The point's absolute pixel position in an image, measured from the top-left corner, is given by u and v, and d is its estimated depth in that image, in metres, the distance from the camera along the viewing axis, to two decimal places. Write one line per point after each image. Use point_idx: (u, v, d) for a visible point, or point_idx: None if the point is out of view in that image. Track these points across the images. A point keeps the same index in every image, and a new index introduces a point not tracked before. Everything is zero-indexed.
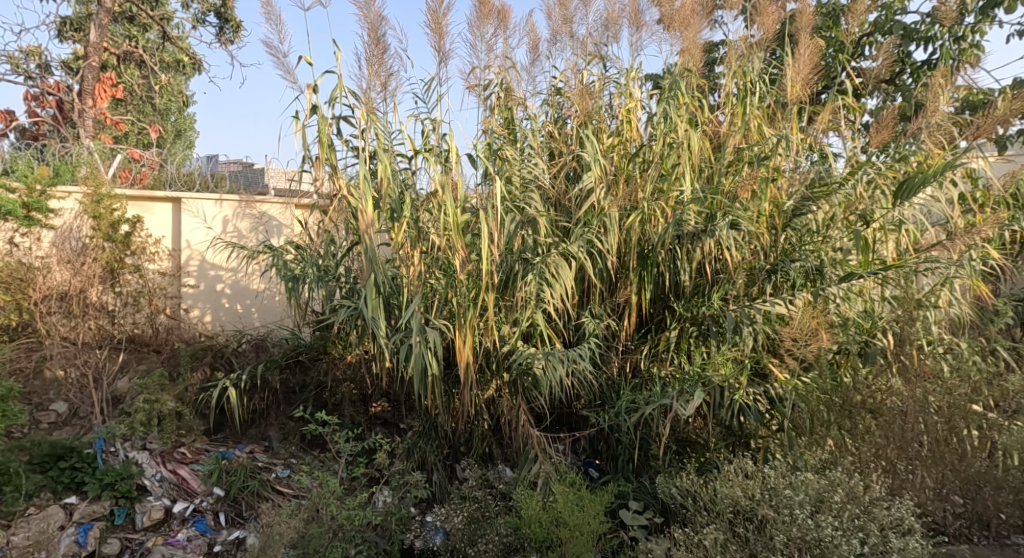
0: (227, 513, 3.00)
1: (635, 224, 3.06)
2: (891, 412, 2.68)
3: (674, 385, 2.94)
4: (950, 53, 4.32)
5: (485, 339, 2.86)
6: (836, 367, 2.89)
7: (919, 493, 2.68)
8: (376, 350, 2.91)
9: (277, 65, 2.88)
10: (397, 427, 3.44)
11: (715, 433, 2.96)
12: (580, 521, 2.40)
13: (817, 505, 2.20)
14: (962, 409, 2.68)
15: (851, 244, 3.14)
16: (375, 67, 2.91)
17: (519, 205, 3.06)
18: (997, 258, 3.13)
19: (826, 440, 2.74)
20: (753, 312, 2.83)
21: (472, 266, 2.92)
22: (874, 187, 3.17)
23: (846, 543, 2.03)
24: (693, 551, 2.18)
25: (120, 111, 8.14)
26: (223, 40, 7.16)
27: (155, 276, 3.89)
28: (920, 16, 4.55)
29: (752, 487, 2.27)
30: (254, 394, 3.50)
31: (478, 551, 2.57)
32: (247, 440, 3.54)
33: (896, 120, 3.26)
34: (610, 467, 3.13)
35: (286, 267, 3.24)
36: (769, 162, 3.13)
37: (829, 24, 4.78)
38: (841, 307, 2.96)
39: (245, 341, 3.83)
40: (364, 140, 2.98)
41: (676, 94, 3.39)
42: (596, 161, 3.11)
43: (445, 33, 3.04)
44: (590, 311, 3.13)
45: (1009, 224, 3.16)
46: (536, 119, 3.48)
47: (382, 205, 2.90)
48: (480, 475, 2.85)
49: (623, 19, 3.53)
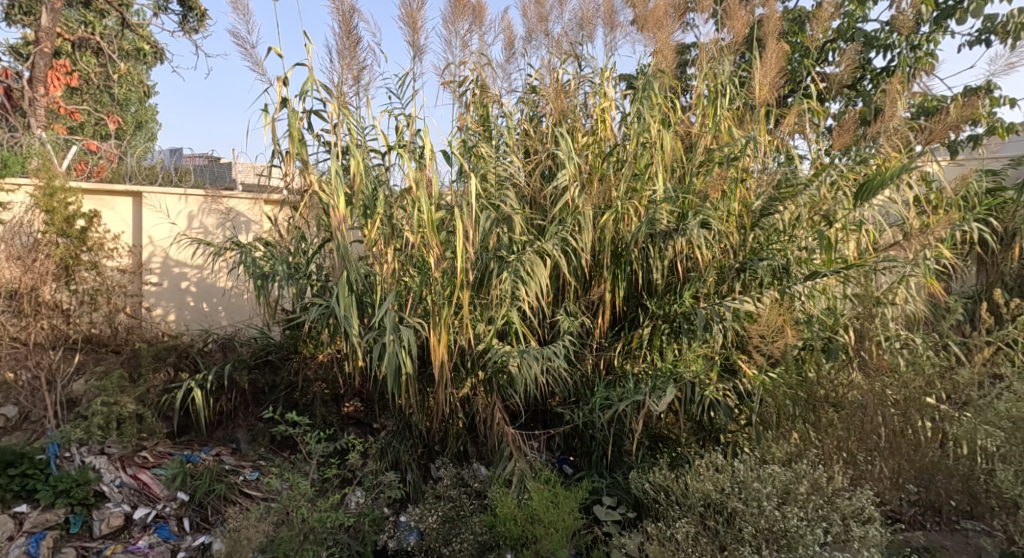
0: (192, 518, 2.90)
1: (609, 222, 3.12)
2: (852, 405, 2.75)
3: (646, 381, 3.00)
4: (907, 60, 4.52)
5: (460, 337, 2.84)
6: (801, 362, 2.98)
7: (877, 483, 2.70)
8: (349, 350, 2.86)
9: (244, 56, 2.79)
10: (370, 427, 3.39)
11: (687, 428, 3.04)
12: (555, 518, 2.42)
13: (783, 497, 2.26)
14: (917, 402, 2.68)
15: (816, 244, 3.25)
16: (347, 61, 2.86)
17: (494, 203, 3.06)
18: (950, 258, 3.28)
19: (791, 433, 2.80)
20: (722, 310, 2.93)
21: (446, 263, 2.89)
22: (837, 189, 3.31)
23: (811, 533, 2.10)
24: (665, 545, 2.24)
25: (74, 100, 7.79)
26: (186, 28, 6.91)
27: (113, 273, 3.70)
28: (881, 24, 4.72)
29: (722, 480, 2.30)
30: (221, 395, 3.42)
31: (452, 550, 2.55)
32: (213, 443, 3.44)
33: (857, 125, 3.39)
34: (584, 464, 3.15)
35: (254, 264, 3.19)
36: (739, 163, 3.23)
37: (795, 29, 4.96)
38: (806, 304, 3.09)
39: (212, 341, 3.69)
40: (336, 135, 2.91)
41: (649, 95, 3.45)
42: (571, 160, 3.14)
43: (420, 29, 3.01)
44: (564, 309, 3.16)
45: (961, 225, 3.33)
46: (511, 116, 3.49)
47: (354, 202, 2.83)
48: (455, 474, 2.84)
49: (598, 19, 3.56)
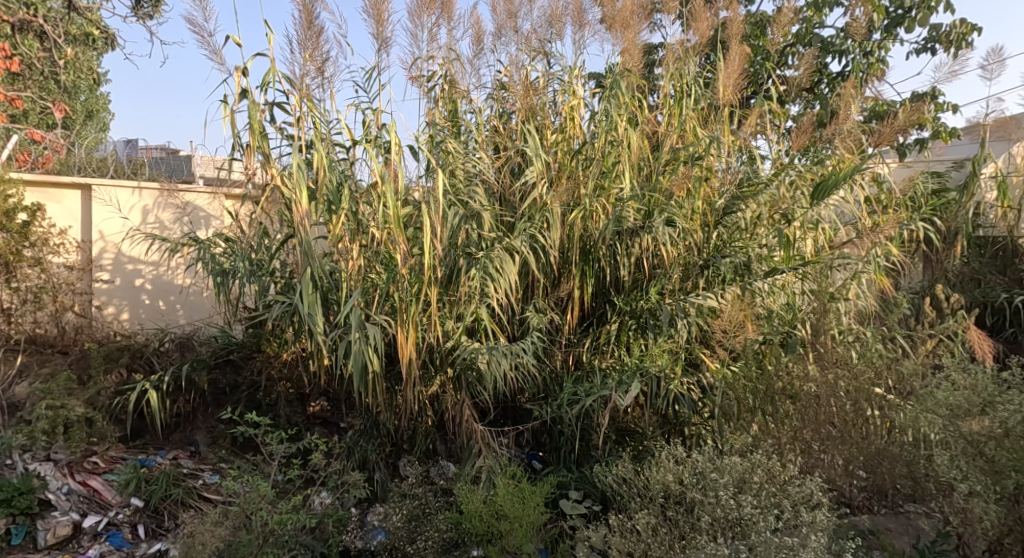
0: (146, 524, 2.93)
1: (577, 220, 3.18)
2: (808, 396, 2.83)
3: (613, 376, 3.09)
4: (860, 65, 4.69)
5: (428, 335, 2.91)
6: (761, 357, 3.10)
7: (829, 471, 2.79)
8: (314, 348, 2.90)
9: (202, 44, 2.80)
10: (336, 427, 3.44)
11: (653, 421, 3.13)
12: (520, 514, 2.51)
13: (739, 486, 2.36)
14: (866, 393, 2.79)
15: (775, 242, 3.39)
16: (310, 51, 2.89)
17: (462, 199, 3.15)
18: (898, 256, 3.45)
19: (750, 425, 2.96)
20: (687, 306, 3.06)
21: (414, 260, 2.94)
22: (795, 188, 3.47)
23: (763, 519, 2.21)
24: (625, 536, 2.34)
25: (21, 88, 7.53)
26: (141, 16, 6.79)
27: (59, 270, 3.87)
28: (836, 30, 4.88)
29: (682, 473, 2.41)
30: (178, 395, 3.45)
31: (417, 548, 2.60)
32: (170, 446, 3.48)
33: (814, 127, 3.52)
34: (553, 459, 3.24)
35: (214, 261, 3.24)
36: (702, 162, 3.35)
37: (757, 32, 5.09)
38: (766, 300, 3.26)
39: (168, 340, 3.69)
40: (300, 129, 2.94)
41: (617, 93, 3.51)
42: (539, 157, 3.22)
43: (386, 21, 3.06)
44: (534, 305, 3.24)
45: (910, 224, 3.45)
46: (480, 113, 3.55)
47: (319, 197, 2.85)
48: (421, 472, 2.90)
49: (566, 17, 3.64)
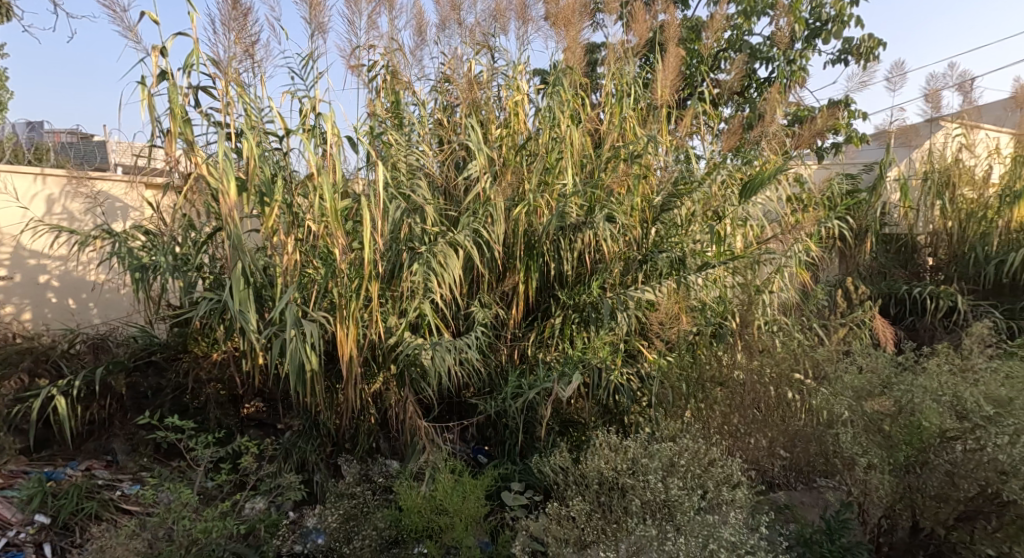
0: (53, 542, 2.79)
1: (522, 215, 3.29)
2: (735, 384, 3.04)
3: (555, 368, 3.23)
4: (784, 73, 4.95)
5: (369, 331, 2.97)
6: (694, 347, 3.28)
7: (751, 451, 3.00)
8: (247, 346, 2.92)
9: (115, 20, 2.69)
10: (272, 428, 3.48)
11: (594, 412, 3.26)
12: (459, 508, 2.61)
13: (669, 469, 2.52)
14: (787, 378, 3.04)
15: (708, 238, 3.55)
16: (238, 34, 2.88)
17: (405, 192, 3.19)
18: (816, 252, 3.78)
19: (683, 412, 3.10)
20: (627, 299, 3.22)
21: (354, 254, 2.99)
22: (727, 187, 3.67)
23: (688, 500, 2.37)
24: (562, 522, 2.46)
25: None
26: None
27: None
28: (764, 38, 5.14)
29: (615, 460, 2.55)
30: (91, 402, 3.42)
31: (354, 548, 2.57)
32: (83, 456, 3.43)
33: (742, 128, 3.71)
34: (497, 452, 3.34)
35: (131, 256, 3.17)
36: (640, 160, 3.53)
37: (692, 36, 5.30)
38: (700, 294, 3.39)
39: (80, 341, 3.67)
40: (229, 115, 2.92)
41: (561, 90, 3.68)
42: (482, 150, 3.32)
43: (322, 8, 3.09)
44: (478, 300, 3.34)
45: (828, 220, 3.77)
46: (423, 105, 3.62)
47: (250, 187, 2.83)
48: (358, 471, 2.96)
49: (510, 12, 3.74)
